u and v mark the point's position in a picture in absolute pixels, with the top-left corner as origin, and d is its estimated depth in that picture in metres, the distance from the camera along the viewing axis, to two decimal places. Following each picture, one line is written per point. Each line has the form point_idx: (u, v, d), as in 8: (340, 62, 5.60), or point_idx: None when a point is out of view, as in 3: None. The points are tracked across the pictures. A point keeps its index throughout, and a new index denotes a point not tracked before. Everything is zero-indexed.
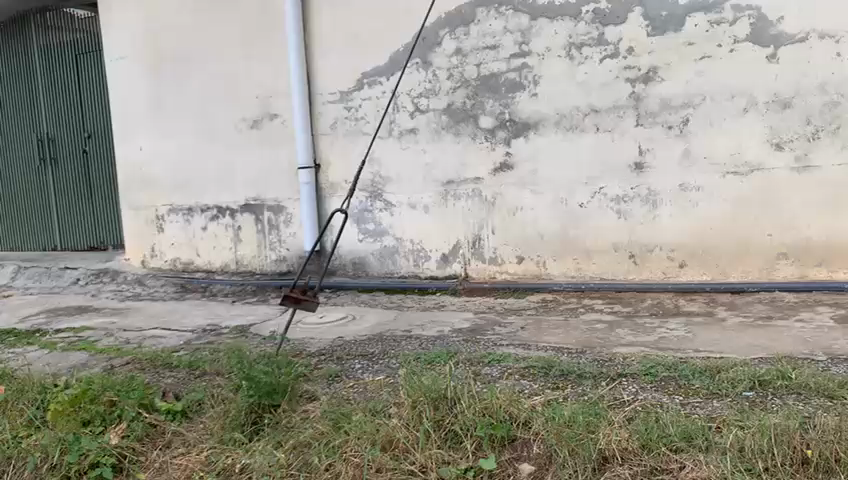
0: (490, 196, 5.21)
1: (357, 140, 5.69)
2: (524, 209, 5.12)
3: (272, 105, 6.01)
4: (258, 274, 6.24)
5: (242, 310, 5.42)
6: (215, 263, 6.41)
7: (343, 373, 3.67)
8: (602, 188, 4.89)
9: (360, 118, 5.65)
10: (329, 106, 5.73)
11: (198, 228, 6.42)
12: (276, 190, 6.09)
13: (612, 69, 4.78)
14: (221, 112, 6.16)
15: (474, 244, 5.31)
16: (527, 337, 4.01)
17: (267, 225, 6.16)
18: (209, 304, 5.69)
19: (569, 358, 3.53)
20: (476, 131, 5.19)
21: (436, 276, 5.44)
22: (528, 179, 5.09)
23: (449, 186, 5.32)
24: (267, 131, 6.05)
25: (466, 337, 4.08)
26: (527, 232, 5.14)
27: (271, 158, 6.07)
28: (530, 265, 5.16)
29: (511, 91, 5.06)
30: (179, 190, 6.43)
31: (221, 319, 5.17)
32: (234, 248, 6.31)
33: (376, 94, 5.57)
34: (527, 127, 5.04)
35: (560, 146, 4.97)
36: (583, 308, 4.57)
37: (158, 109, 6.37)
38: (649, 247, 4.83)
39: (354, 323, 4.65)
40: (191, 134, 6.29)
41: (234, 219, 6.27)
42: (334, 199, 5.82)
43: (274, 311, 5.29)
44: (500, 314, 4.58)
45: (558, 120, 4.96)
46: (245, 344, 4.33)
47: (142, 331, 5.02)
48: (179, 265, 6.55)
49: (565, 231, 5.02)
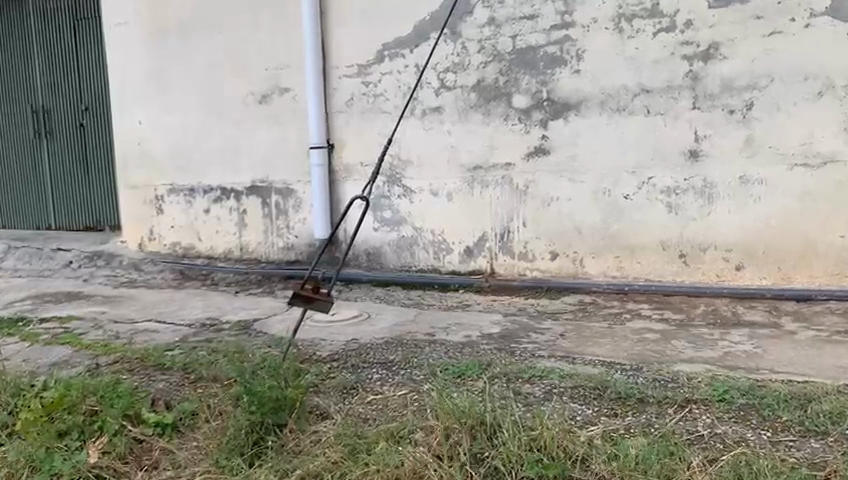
0: (522, 185, 4.69)
1: (375, 119, 5.15)
2: (561, 200, 4.60)
3: (282, 78, 5.49)
4: (263, 262, 5.74)
5: (246, 303, 4.93)
6: (217, 249, 5.91)
7: (359, 383, 3.17)
8: (650, 178, 4.37)
9: (379, 94, 5.11)
10: (345, 80, 5.20)
11: (199, 210, 5.92)
12: (284, 171, 5.57)
13: (667, 45, 4.25)
14: (228, 85, 5.64)
15: (502, 237, 4.80)
16: (569, 347, 3.50)
17: (274, 209, 5.66)
18: (210, 295, 5.20)
19: (624, 377, 3.03)
20: (508, 111, 4.67)
21: (459, 271, 4.93)
22: (565, 165, 4.56)
23: (476, 172, 4.80)
24: (277, 107, 5.53)
25: (498, 344, 3.58)
26: (563, 226, 4.62)
27: (280, 137, 5.54)
28: (565, 263, 4.64)
29: (550, 68, 4.53)
30: (180, 169, 5.93)
31: (222, 313, 4.68)
32: (238, 233, 5.81)
33: (397, 68, 5.04)
34: (567, 108, 4.52)
35: (604, 130, 4.45)
36: (628, 314, 4.07)
37: (159, 81, 5.86)
38: (702, 247, 4.31)
39: (370, 322, 4.15)
40: (194, 109, 5.78)
41: (239, 201, 5.76)
42: (348, 183, 5.30)
43: (280, 305, 4.81)
44: (535, 318, 4.07)
45: (602, 101, 4.43)
46: (248, 345, 3.84)
47: (134, 324, 4.54)
48: (179, 250, 6.05)
49: (606, 226, 4.50)
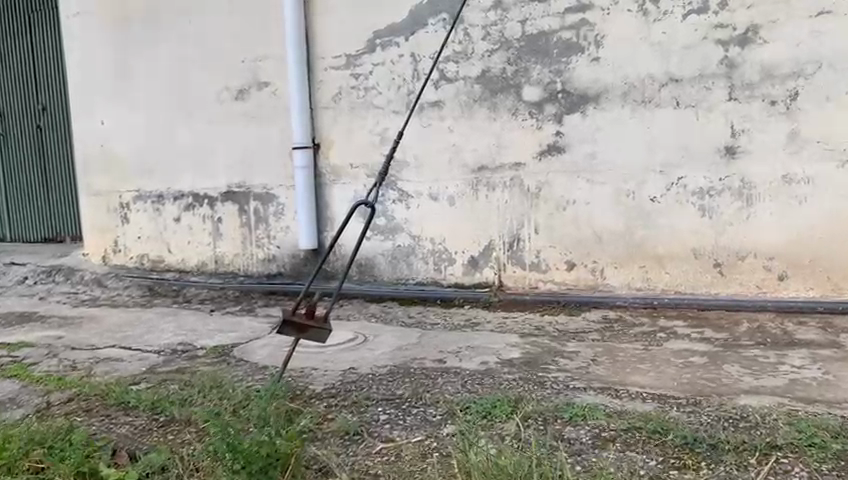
0: (534, 186, 4.19)
1: (366, 115, 4.62)
2: (578, 203, 4.11)
3: (261, 71, 4.93)
4: (242, 276, 5.17)
5: (223, 323, 4.36)
6: (190, 262, 5.33)
7: (365, 427, 2.63)
8: (680, 179, 3.90)
9: (370, 87, 4.58)
10: (332, 73, 4.66)
11: (169, 219, 5.33)
12: (264, 175, 5.01)
13: (698, 28, 3.79)
14: (200, 80, 5.07)
15: (512, 245, 4.29)
16: (606, 376, 3.00)
17: (254, 217, 5.09)
18: (182, 315, 4.62)
19: (684, 417, 2.52)
20: (517, 105, 4.17)
21: (464, 284, 4.41)
22: (583, 164, 4.08)
23: (482, 173, 4.29)
24: (255, 103, 4.97)
25: (523, 373, 3.06)
26: (581, 233, 4.12)
27: (259, 136, 4.98)
28: (584, 274, 4.15)
29: (565, 56, 4.05)
30: (147, 173, 5.34)
31: (196, 337, 4.10)
32: (213, 244, 5.23)
33: (391, 59, 4.51)
34: (585, 100, 4.04)
35: (627, 124, 3.97)
36: (663, 333, 3.58)
37: (123, 75, 5.27)
38: (740, 254, 3.85)
39: (368, 347, 3.61)
40: (163, 106, 5.20)
41: (214, 209, 5.19)
42: (335, 187, 4.76)
43: (262, 326, 4.25)
44: (557, 339, 3.57)
45: (626, 91, 3.95)
46: (228, 378, 3.28)
47: (95, 351, 3.95)
48: (147, 263, 5.46)
49: (630, 231, 4.02)
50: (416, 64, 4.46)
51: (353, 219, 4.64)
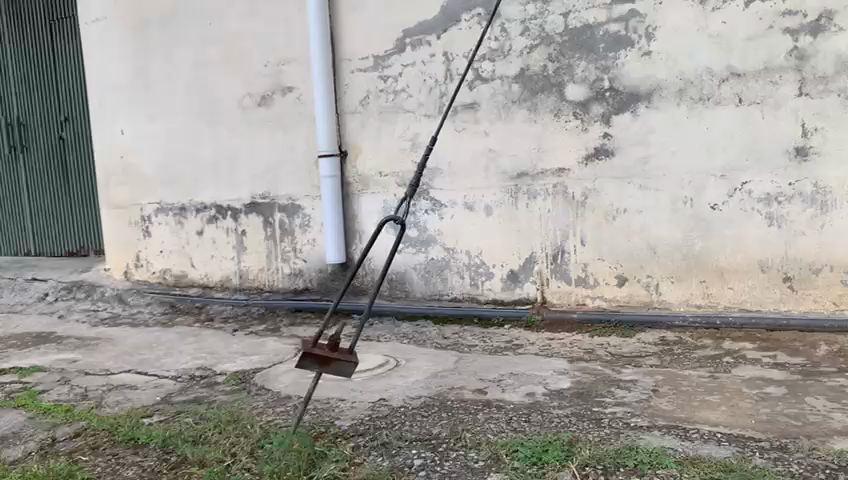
0: (580, 193, 3.84)
1: (396, 120, 4.31)
2: (629, 211, 3.75)
3: (285, 75, 4.65)
4: (267, 292, 4.89)
5: (245, 345, 4.07)
6: (213, 278, 5.07)
7: (398, 475, 2.31)
8: (745, 184, 3.52)
9: (399, 90, 4.26)
10: (359, 76, 4.37)
11: (192, 232, 5.08)
12: (289, 185, 4.73)
13: (763, 17, 3.41)
14: (221, 86, 4.81)
15: (556, 258, 3.94)
16: (672, 412, 2.64)
17: (279, 230, 4.80)
18: (203, 335, 4.34)
19: (771, 466, 2.15)
20: (560, 105, 3.83)
21: (504, 301, 4.07)
22: (635, 169, 3.72)
23: (522, 180, 3.95)
24: (278, 110, 4.69)
25: (575, 408, 2.71)
26: (632, 244, 3.76)
27: (283, 145, 4.70)
28: (637, 290, 3.78)
29: (613, 51, 3.70)
30: (168, 184, 5.09)
31: (216, 361, 3.81)
32: (237, 258, 4.96)
33: (422, 59, 4.19)
34: (636, 99, 3.68)
35: (684, 125, 3.60)
36: (730, 357, 3.20)
37: (143, 82, 5.04)
38: (814, 268, 3.45)
39: (400, 374, 3.28)
40: (184, 114, 4.95)
41: (237, 221, 4.92)
42: (363, 197, 4.45)
43: (287, 348, 3.95)
44: (611, 365, 3.21)
45: (682, 89, 3.59)
46: (247, 412, 2.98)
47: (109, 377, 3.68)
48: (169, 279, 5.21)
49: (688, 242, 3.65)
50: (449, 64, 4.14)
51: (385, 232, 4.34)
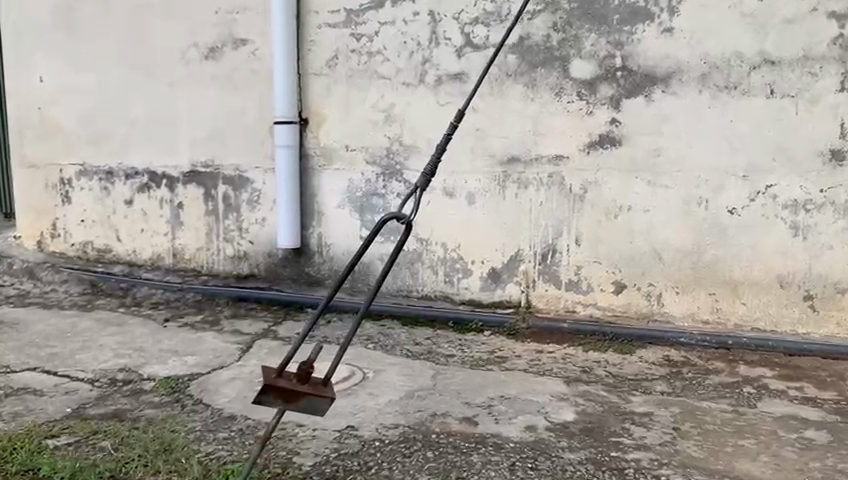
0: (578, 186, 3.35)
1: (368, 86, 3.71)
2: (634, 209, 3.29)
3: (238, 25, 3.98)
4: (204, 275, 4.25)
5: (179, 341, 3.45)
6: (142, 255, 4.39)
7: None
8: (769, 187, 3.11)
9: (375, 52, 3.67)
10: (327, 32, 3.75)
11: (119, 200, 4.38)
12: (237, 153, 4.08)
13: None
14: (162, 34, 4.11)
15: (545, 257, 3.45)
16: (708, 462, 2.19)
17: (222, 205, 4.16)
18: (128, 325, 3.69)
19: None
20: (562, 83, 3.32)
21: (482, 303, 3.57)
22: (643, 162, 3.25)
23: (512, 166, 3.44)
24: (228, 65, 4.02)
25: (590, 452, 2.24)
26: (635, 247, 3.31)
27: (232, 106, 4.05)
28: (637, 300, 3.34)
29: (629, 25, 3.20)
30: (94, 143, 4.37)
31: (143, 361, 3.18)
32: (171, 234, 4.30)
33: (403, 17, 3.60)
34: (651, 81, 3.20)
35: (704, 115, 3.15)
36: (751, 387, 2.79)
37: (69, 24, 4.29)
38: (839, 287, 3.09)
39: (368, 390, 2.74)
40: (116, 64, 4.23)
41: (174, 191, 4.25)
42: (325, 174, 3.86)
43: (229, 347, 3.35)
44: (617, 391, 2.75)
45: (705, 73, 3.13)
46: (182, 439, 2.40)
47: (8, 377, 3.01)
48: (90, 253, 4.51)
49: (700, 250, 3.22)
50: (435, 25, 3.55)
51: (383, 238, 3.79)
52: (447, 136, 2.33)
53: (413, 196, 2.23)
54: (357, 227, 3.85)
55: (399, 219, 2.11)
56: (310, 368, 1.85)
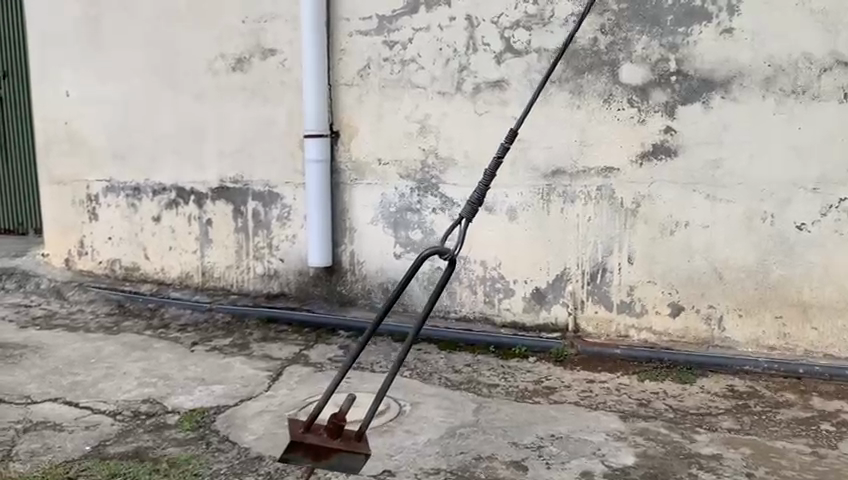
0: (630, 201, 3.11)
1: (401, 96, 3.51)
2: (692, 225, 3.03)
3: (266, 35, 3.81)
4: (234, 295, 4.08)
5: (207, 368, 3.28)
6: (171, 273, 4.24)
7: None
8: (843, 200, 2.84)
9: (409, 60, 3.47)
10: (358, 40, 3.56)
11: (147, 217, 4.24)
12: (266, 168, 3.91)
13: None
14: (188, 45, 3.96)
15: (594, 277, 3.21)
16: None
17: (252, 221, 3.99)
18: (154, 349, 3.54)
19: None
20: (611, 89, 3.08)
21: (526, 326, 3.34)
22: (702, 174, 3.00)
23: (557, 178, 3.20)
24: (256, 76, 3.85)
25: None
26: (693, 266, 3.05)
27: (260, 118, 3.88)
28: (696, 324, 3.08)
29: (684, 26, 2.95)
30: (120, 159, 4.24)
31: (168, 391, 3.02)
32: (200, 252, 4.14)
33: (439, 22, 3.39)
34: (709, 86, 2.95)
35: (770, 123, 2.89)
36: (830, 424, 2.53)
37: (94, 36, 4.16)
38: None
39: (407, 427, 2.54)
40: (142, 77, 4.09)
41: (202, 207, 4.09)
42: (358, 188, 3.67)
43: (258, 375, 3.17)
44: (679, 429, 2.52)
45: (770, 77, 2.87)
46: None
47: (28, 410, 2.86)
48: (118, 271, 4.37)
49: (765, 270, 2.96)
50: (473, 30, 3.34)
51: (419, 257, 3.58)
52: (497, 160, 2.41)
53: (459, 226, 2.31)
54: (391, 244, 3.63)
55: (442, 254, 2.23)
56: (344, 428, 1.97)
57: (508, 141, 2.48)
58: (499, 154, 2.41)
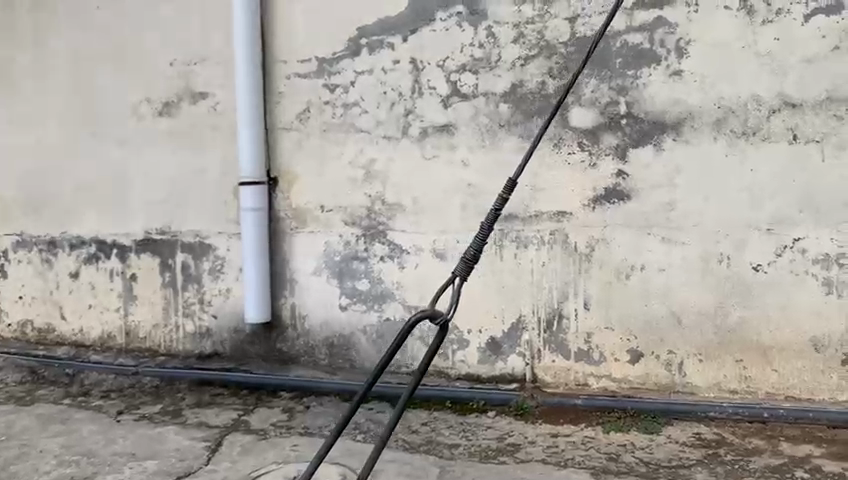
0: (585, 246, 3.03)
1: (344, 141, 3.35)
2: (648, 269, 2.97)
3: (196, 77, 3.60)
4: (161, 355, 3.76)
5: (136, 440, 2.97)
6: (90, 334, 3.89)
7: None
8: (797, 241, 2.84)
9: (352, 104, 3.33)
10: (297, 82, 3.40)
11: (63, 273, 3.88)
12: (196, 218, 3.65)
13: (827, 35, 2.75)
14: (110, 89, 3.70)
15: (551, 325, 3.09)
16: None
17: (181, 275, 3.70)
18: (75, 422, 3.19)
19: None
20: (562, 133, 3.01)
21: (481, 378, 3.18)
22: (657, 217, 2.95)
23: (509, 224, 3.10)
24: (186, 122, 3.62)
25: None
26: (651, 311, 2.98)
27: (190, 166, 3.64)
28: (656, 371, 2.99)
29: (632, 68, 2.92)
30: (33, 211, 3.89)
31: (93, 471, 2.71)
32: (123, 310, 3.81)
33: (382, 64, 3.27)
34: (660, 129, 2.92)
35: (722, 165, 2.87)
36: (803, 471, 2.49)
37: (5, 79, 3.86)
38: None
39: None
40: (59, 123, 3.79)
41: (125, 261, 3.78)
42: (299, 237, 3.46)
43: (196, 447, 2.89)
44: None
45: (720, 119, 2.86)
46: None
47: None
48: (29, 334, 3.98)
49: (723, 312, 2.91)
50: (418, 73, 3.23)
51: (368, 309, 3.40)
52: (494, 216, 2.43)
53: (452, 284, 2.37)
54: (336, 295, 3.43)
55: (435, 320, 2.30)
56: None
57: (508, 192, 2.47)
58: (498, 208, 2.43)
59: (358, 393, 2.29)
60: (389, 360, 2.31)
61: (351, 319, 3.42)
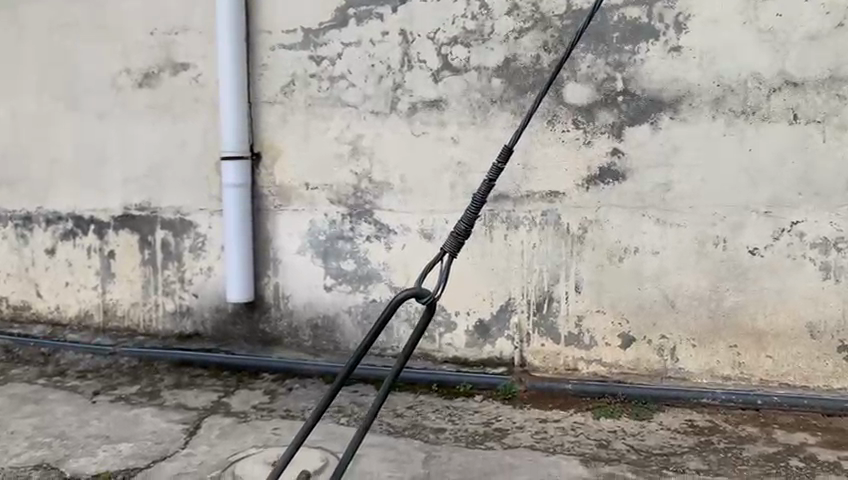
0: (577, 227, 2.94)
1: (330, 116, 3.24)
2: (642, 251, 2.89)
3: (177, 48, 3.46)
4: (140, 335, 3.65)
5: (112, 422, 2.87)
6: (67, 312, 3.77)
7: None
8: (795, 224, 2.76)
9: (338, 77, 3.21)
10: (282, 54, 3.27)
11: (39, 249, 3.76)
12: (177, 194, 3.53)
13: (831, 11, 2.65)
14: (88, 59, 3.56)
15: (541, 308, 3.00)
16: None
17: (161, 253, 3.58)
18: (49, 402, 3.09)
19: None
20: (556, 109, 2.91)
21: (469, 361, 3.10)
22: (652, 198, 2.86)
23: (499, 203, 3.00)
24: (166, 94, 3.49)
25: None
26: (644, 295, 2.90)
27: (171, 140, 3.51)
28: (648, 356, 2.92)
29: (630, 44, 2.82)
30: (9, 185, 3.76)
31: (65, 454, 2.61)
32: (101, 288, 3.69)
33: (370, 36, 3.15)
34: (657, 107, 2.83)
35: (720, 145, 2.79)
36: (798, 460, 2.42)
37: None
38: None
39: None
40: (34, 93, 3.65)
41: (103, 238, 3.66)
42: (282, 214, 3.35)
43: (173, 429, 2.80)
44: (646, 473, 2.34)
45: (719, 97, 2.77)
46: None
47: None
48: (4, 311, 3.86)
49: (718, 296, 2.84)
50: (407, 46, 3.11)
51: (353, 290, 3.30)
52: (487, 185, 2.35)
53: (442, 261, 2.27)
54: (321, 275, 3.33)
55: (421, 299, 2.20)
56: None
57: (502, 159, 2.41)
58: (491, 176, 2.36)
59: (339, 373, 2.17)
60: (372, 340, 2.19)
61: (335, 300, 3.33)
